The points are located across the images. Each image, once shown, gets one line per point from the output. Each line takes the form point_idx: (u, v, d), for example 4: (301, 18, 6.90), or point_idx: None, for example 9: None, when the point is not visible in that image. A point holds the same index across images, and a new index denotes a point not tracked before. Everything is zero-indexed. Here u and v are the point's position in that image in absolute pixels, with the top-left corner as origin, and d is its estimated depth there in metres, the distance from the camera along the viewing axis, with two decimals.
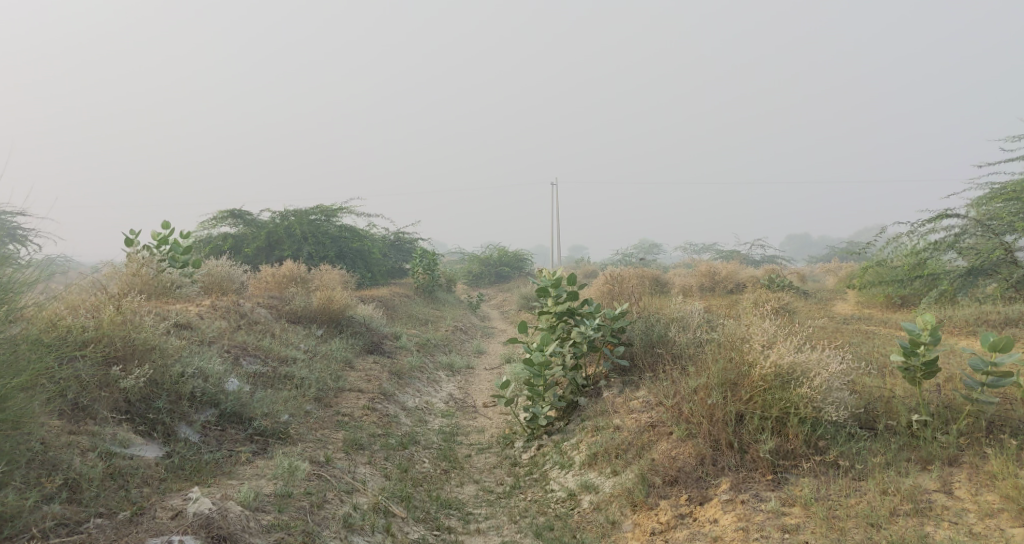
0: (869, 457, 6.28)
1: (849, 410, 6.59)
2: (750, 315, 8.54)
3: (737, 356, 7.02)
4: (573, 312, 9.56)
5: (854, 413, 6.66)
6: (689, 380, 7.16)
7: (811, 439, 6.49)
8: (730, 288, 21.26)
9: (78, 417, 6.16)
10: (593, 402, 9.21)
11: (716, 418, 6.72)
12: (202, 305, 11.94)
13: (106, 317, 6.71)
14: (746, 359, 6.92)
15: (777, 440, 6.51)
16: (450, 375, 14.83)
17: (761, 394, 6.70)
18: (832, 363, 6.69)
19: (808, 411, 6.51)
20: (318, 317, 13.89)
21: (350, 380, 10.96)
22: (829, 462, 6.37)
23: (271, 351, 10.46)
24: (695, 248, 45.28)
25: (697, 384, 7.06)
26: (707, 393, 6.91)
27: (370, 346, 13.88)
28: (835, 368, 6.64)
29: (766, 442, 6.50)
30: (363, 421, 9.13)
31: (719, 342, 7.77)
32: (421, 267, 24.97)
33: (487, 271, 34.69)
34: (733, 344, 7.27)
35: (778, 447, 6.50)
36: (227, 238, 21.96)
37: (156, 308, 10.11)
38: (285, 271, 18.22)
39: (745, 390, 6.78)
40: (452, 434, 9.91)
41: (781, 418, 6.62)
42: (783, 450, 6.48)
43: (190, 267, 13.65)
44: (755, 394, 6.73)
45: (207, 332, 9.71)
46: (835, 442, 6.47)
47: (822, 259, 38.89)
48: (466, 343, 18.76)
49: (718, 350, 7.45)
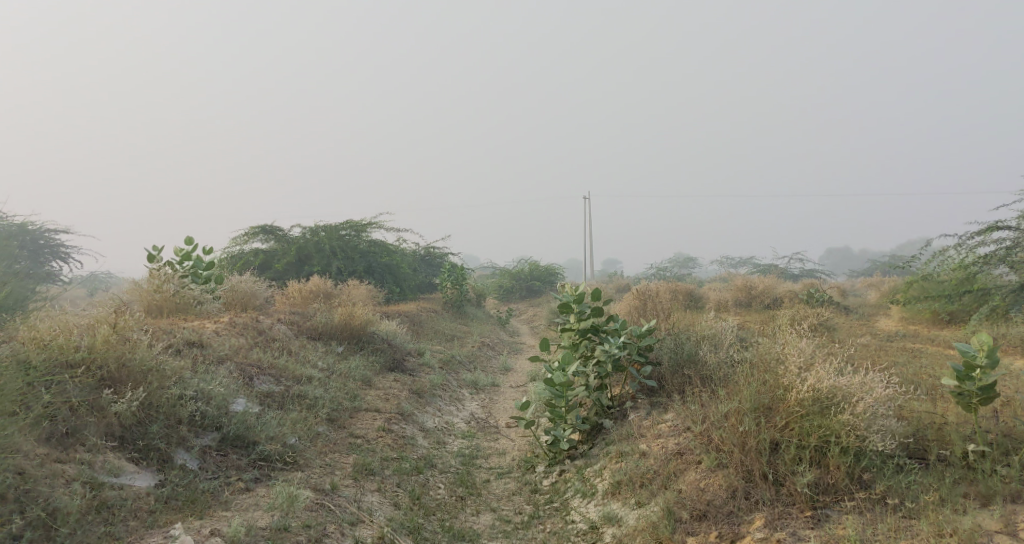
0: (921, 493, 5.72)
1: (897, 440, 6.05)
2: (786, 334, 8.00)
3: (771, 379, 6.51)
4: (597, 329, 9.11)
5: (902, 442, 6.11)
6: (719, 405, 6.65)
7: (855, 473, 5.96)
8: (767, 303, 20.61)
9: (66, 443, 5.82)
10: (618, 426, 8.73)
11: (749, 447, 6.20)
12: (220, 321, 11.62)
13: (99, 338, 6.35)
14: (782, 383, 6.41)
15: (817, 471, 5.98)
16: (474, 393, 14.40)
17: (798, 420, 6.19)
18: (878, 387, 6.14)
19: (851, 441, 5.98)
20: (340, 333, 13.53)
21: (368, 399, 10.55)
22: (875, 498, 5.83)
23: (286, 369, 10.08)
24: (730, 260, 44.45)
25: (729, 409, 6.54)
26: (739, 420, 6.40)
27: (393, 364, 13.49)
28: (881, 393, 6.09)
29: (804, 475, 5.97)
30: (377, 443, 8.72)
31: (753, 361, 7.25)
32: (450, 282, 24.62)
33: (518, 286, 34.23)
34: (768, 364, 6.74)
35: (818, 480, 5.97)
36: (258, 253, 21.72)
37: (170, 326, 9.80)
38: (311, 287, 17.95)
39: (780, 416, 6.27)
40: (471, 458, 9.46)
41: (820, 448, 6.09)
42: (823, 484, 5.95)
43: (212, 283, 13.39)
44: (792, 420, 6.23)
45: (219, 350, 9.34)
46: (881, 475, 5.93)
47: (863, 274, 37.96)
48: (493, 360, 18.32)
49: (751, 370, 6.93)
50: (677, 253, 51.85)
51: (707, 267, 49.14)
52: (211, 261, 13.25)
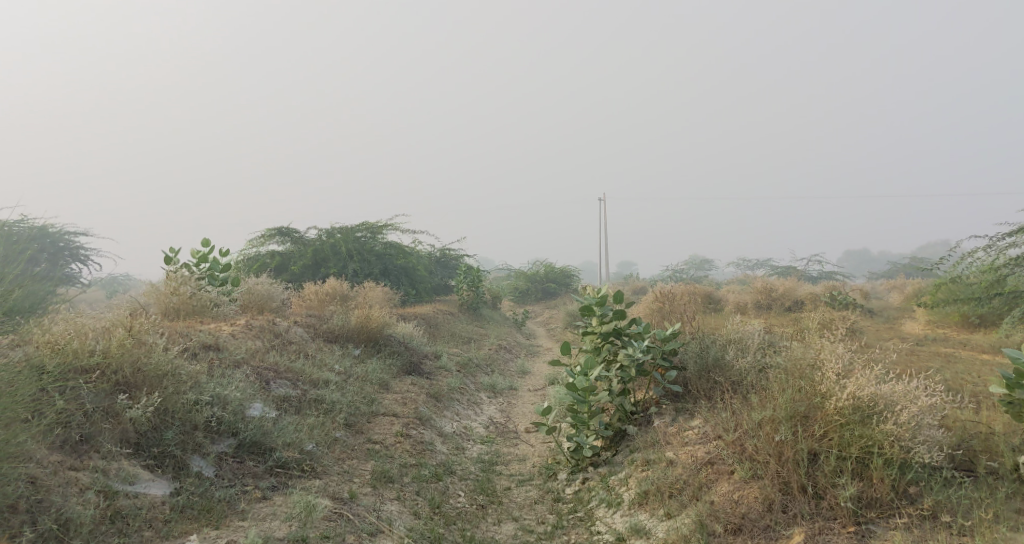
0: (973, 509, 5.48)
1: (944, 451, 5.82)
2: (818, 339, 7.76)
3: (808, 386, 6.28)
4: (620, 332, 8.90)
5: (949, 454, 5.89)
6: (752, 412, 6.43)
7: (901, 486, 5.73)
8: (788, 306, 20.32)
9: (80, 450, 5.66)
10: (642, 432, 8.51)
11: (786, 458, 5.98)
12: (236, 324, 11.47)
13: (115, 341, 6.18)
14: (819, 390, 6.19)
15: (860, 485, 5.75)
16: (492, 397, 14.20)
17: (837, 430, 5.96)
18: (922, 396, 5.91)
19: (895, 453, 5.75)
20: (357, 336, 13.37)
21: (386, 404, 10.37)
22: (924, 513, 5.59)
23: (303, 373, 9.91)
24: (748, 262, 44.07)
25: (762, 417, 6.32)
26: (775, 429, 6.18)
27: (410, 367, 13.31)
28: (926, 402, 5.86)
29: (846, 488, 5.75)
30: (395, 449, 8.53)
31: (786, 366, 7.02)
32: (466, 283, 24.45)
33: (534, 288, 34.01)
34: (802, 371, 6.51)
35: (861, 493, 5.74)
36: (275, 255, 21.61)
37: (186, 329, 9.65)
38: (328, 289, 17.81)
39: (818, 425, 6.04)
40: (491, 464, 9.27)
41: (862, 459, 5.86)
42: (867, 497, 5.73)
43: (229, 285, 13.27)
44: (830, 429, 5.99)
45: (235, 353, 9.17)
46: (928, 489, 5.70)
47: (883, 276, 37.54)
48: (510, 363, 18.13)
49: (784, 375, 6.70)
50: (694, 256, 51.41)
51: (724, 269, 48.77)
52: (228, 263, 13.13)
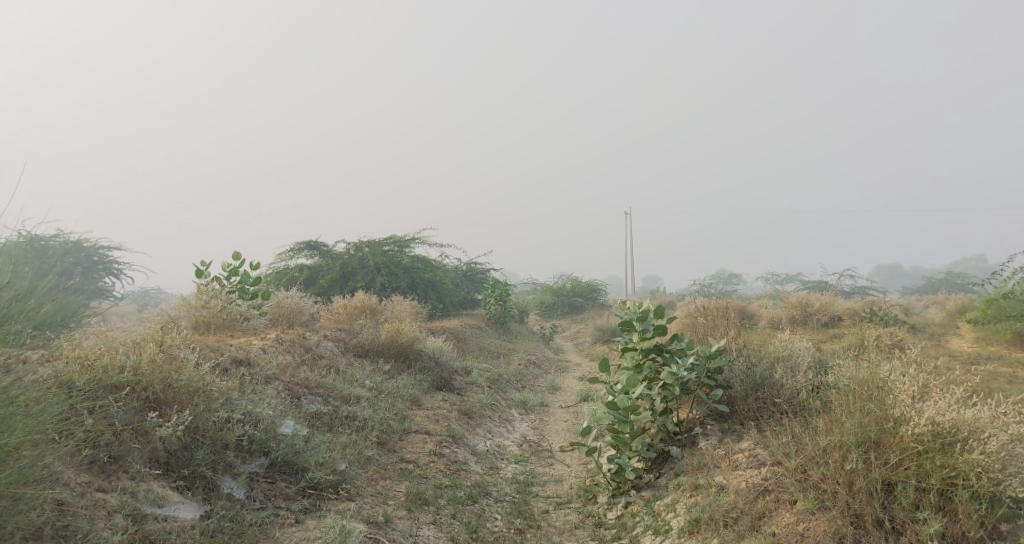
0: None
1: None
2: (876, 358, 7.39)
3: (878, 409, 5.96)
4: (662, 349, 8.57)
5: None
6: (816, 437, 6.11)
7: (991, 522, 5.37)
8: (824, 321, 19.88)
9: (109, 470, 5.40)
10: (687, 454, 8.18)
11: (859, 487, 5.70)
12: (265, 338, 11.24)
13: (145, 357, 5.91)
14: (892, 414, 5.86)
15: (944, 520, 5.42)
16: (523, 414, 13.87)
17: (914, 457, 5.65)
18: (1010, 423, 5.55)
19: (984, 486, 5.39)
20: (386, 350, 13.11)
21: (418, 421, 10.08)
22: None
23: (333, 389, 9.65)
24: (777, 277, 43.47)
25: (829, 443, 6.01)
26: (844, 457, 5.88)
27: (440, 383, 13.01)
28: (1016, 429, 5.51)
29: (930, 524, 5.42)
30: (429, 469, 8.23)
31: (846, 387, 6.67)
32: (494, 298, 24.17)
33: (560, 303, 33.62)
34: (870, 392, 6.16)
35: (944, 529, 5.41)
36: (304, 269, 21.48)
37: (215, 343, 9.42)
38: (356, 303, 17.59)
39: (892, 453, 5.73)
40: (526, 485, 8.96)
41: (944, 491, 5.53)
42: (951, 534, 5.39)
43: (259, 298, 13.07)
44: (906, 457, 5.68)
45: (266, 368, 8.92)
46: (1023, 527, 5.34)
47: (919, 291, 36.86)
48: (540, 379, 17.80)
49: (848, 397, 6.37)
50: (721, 270, 50.82)
51: (752, 284, 48.17)
52: (258, 276, 12.95)
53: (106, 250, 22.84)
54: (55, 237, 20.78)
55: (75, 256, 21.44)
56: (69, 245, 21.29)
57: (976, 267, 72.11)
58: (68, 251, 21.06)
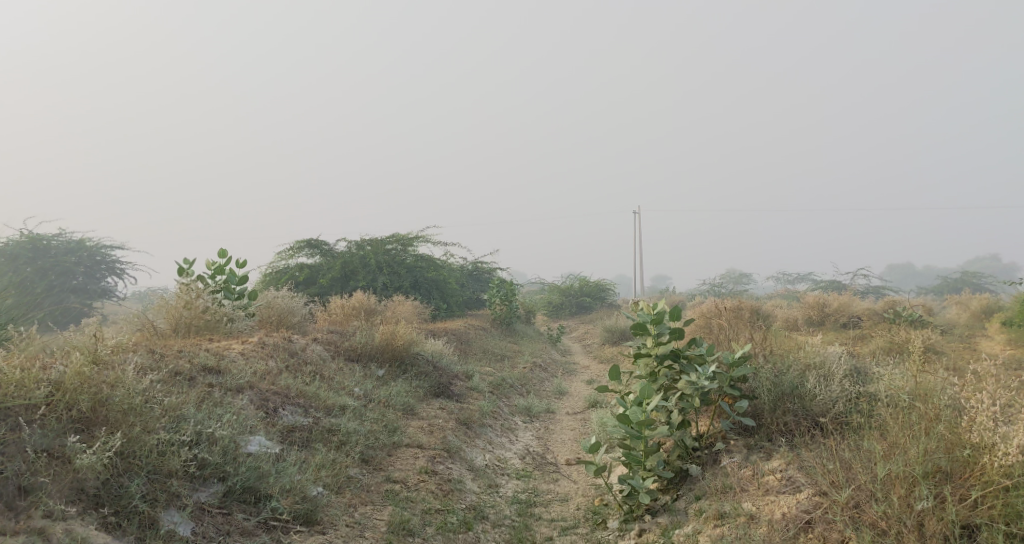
0: None
1: None
2: (929, 377, 6.61)
3: (954, 435, 5.35)
4: (678, 355, 7.72)
5: None
6: (876, 464, 5.40)
7: None
8: (843, 322, 18.98)
9: (18, 506, 4.57)
10: (709, 475, 7.31)
11: (932, 532, 5.01)
12: (248, 341, 10.35)
13: (70, 369, 5.06)
14: (973, 441, 5.25)
15: None
16: (526, 421, 12.98)
17: (999, 494, 5.03)
18: None
19: None
20: (381, 354, 12.21)
21: (410, 432, 9.17)
22: None
23: (316, 399, 8.76)
24: (790, 276, 42.43)
25: (890, 472, 5.30)
26: (912, 487, 5.21)
27: (439, 389, 12.09)
28: None
29: None
30: (418, 491, 7.35)
31: (908, 405, 6.00)
32: (499, 297, 23.29)
33: (568, 302, 32.70)
34: (938, 412, 5.57)
35: None
36: (304, 268, 20.59)
37: (185, 350, 8.53)
38: (354, 303, 16.72)
39: (973, 488, 5.11)
40: (528, 506, 8.09)
41: None
42: None
43: (245, 299, 12.19)
44: (988, 494, 5.06)
45: (240, 376, 7.95)
46: None
47: (935, 291, 35.92)
48: (546, 383, 16.87)
49: (908, 417, 5.69)
50: (732, 270, 49.81)
51: (763, 284, 47.25)
52: (246, 275, 12.07)
53: (106, 249, 22.05)
54: (57, 235, 20.09)
55: (78, 256, 20.70)
56: (71, 244, 20.57)
57: (993, 265, 70.76)
58: (69, 251, 20.41)
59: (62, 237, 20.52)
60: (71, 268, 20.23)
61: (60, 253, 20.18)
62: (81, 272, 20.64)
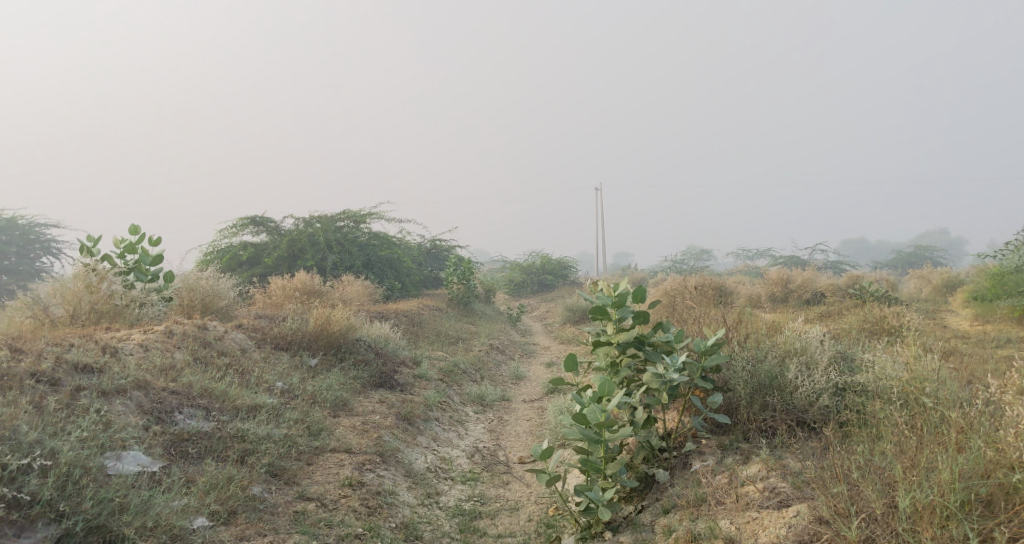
0: None
1: None
2: (940, 393, 5.63)
3: (991, 455, 4.83)
4: (643, 342, 6.65)
5: None
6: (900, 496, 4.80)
7: None
8: (806, 298, 18.10)
9: None
10: (678, 482, 6.23)
11: None
12: (155, 329, 9.02)
13: None
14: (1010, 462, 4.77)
15: None
16: (478, 412, 11.83)
17: None
18: None
19: None
20: (315, 342, 10.94)
21: (339, 432, 7.97)
22: None
23: (226, 399, 7.53)
24: (748, 252, 41.72)
25: (913, 504, 4.77)
26: (944, 521, 4.71)
27: (380, 379, 10.86)
28: None
29: None
30: (337, 510, 6.17)
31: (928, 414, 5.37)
32: (456, 276, 22.03)
33: (529, 281, 31.61)
34: (966, 426, 5.03)
35: None
36: (248, 247, 19.15)
37: (68, 343, 7.25)
38: (296, 284, 15.40)
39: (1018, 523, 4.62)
40: (472, 519, 6.96)
41: None
42: None
43: (163, 280, 10.79)
44: None
45: (125, 373, 6.56)
46: None
47: (892, 265, 35.51)
48: (502, 367, 15.70)
49: (926, 433, 5.16)
50: (692, 247, 49.13)
51: (723, 260, 46.65)
52: (160, 255, 10.65)
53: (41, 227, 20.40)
54: None
55: (9, 234, 19.08)
56: (1, 221, 18.99)
57: (945, 239, 71.21)
58: (1, 229, 18.89)
59: None
60: (3, 247, 18.57)
61: None
62: (13, 251, 18.97)
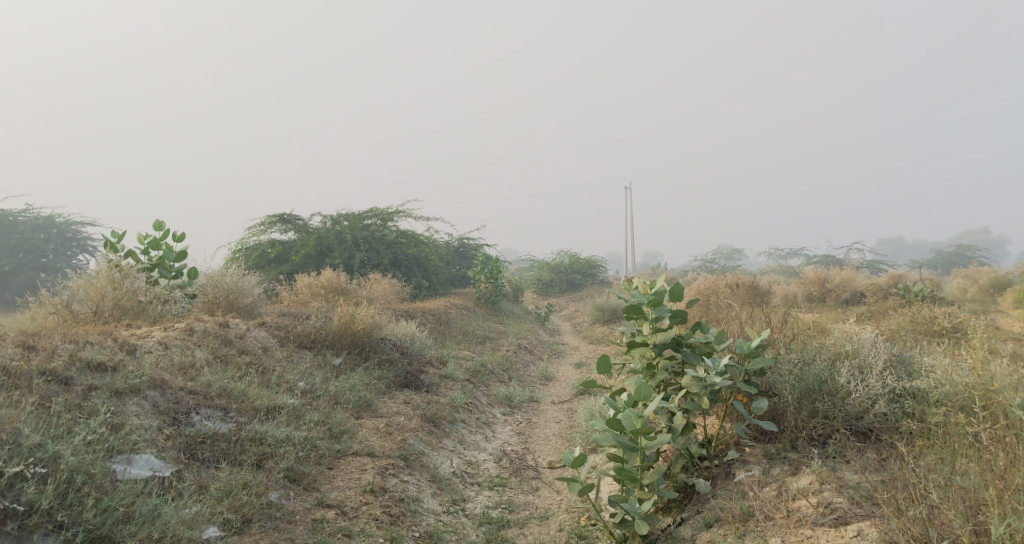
0: None
1: None
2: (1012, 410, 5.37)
3: None
4: (680, 343, 6.25)
5: None
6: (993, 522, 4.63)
7: None
8: (845, 298, 17.53)
9: None
10: (720, 493, 5.83)
11: None
12: (175, 326, 8.76)
13: None
14: None
15: None
16: (506, 414, 11.48)
17: None
18: None
19: None
20: (340, 340, 10.64)
21: (362, 434, 7.64)
22: None
23: (246, 399, 7.25)
24: (781, 251, 40.98)
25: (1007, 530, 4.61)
26: None
27: (406, 379, 10.54)
28: None
29: None
30: (358, 519, 5.85)
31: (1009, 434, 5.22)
32: (484, 274, 21.70)
33: (558, 280, 31.20)
34: None
35: None
36: (276, 244, 18.95)
37: (84, 340, 6.99)
38: (322, 283, 15.14)
39: None
40: (499, 528, 6.61)
41: None
42: None
43: (186, 276, 10.53)
44: None
45: (140, 371, 6.29)
46: None
47: (931, 264, 34.62)
48: (531, 367, 15.33)
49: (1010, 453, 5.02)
50: (723, 247, 48.45)
51: (755, 260, 45.88)
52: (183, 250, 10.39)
53: (78, 226, 20.40)
54: (22, 210, 18.63)
55: (47, 233, 19.08)
56: (39, 220, 19.01)
57: (983, 239, 69.71)
58: (39, 228, 18.91)
59: (29, 214, 19.05)
60: (40, 245, 18.55)
61: (29, 230, 18.62)
62: (51, 250, 18.95)
